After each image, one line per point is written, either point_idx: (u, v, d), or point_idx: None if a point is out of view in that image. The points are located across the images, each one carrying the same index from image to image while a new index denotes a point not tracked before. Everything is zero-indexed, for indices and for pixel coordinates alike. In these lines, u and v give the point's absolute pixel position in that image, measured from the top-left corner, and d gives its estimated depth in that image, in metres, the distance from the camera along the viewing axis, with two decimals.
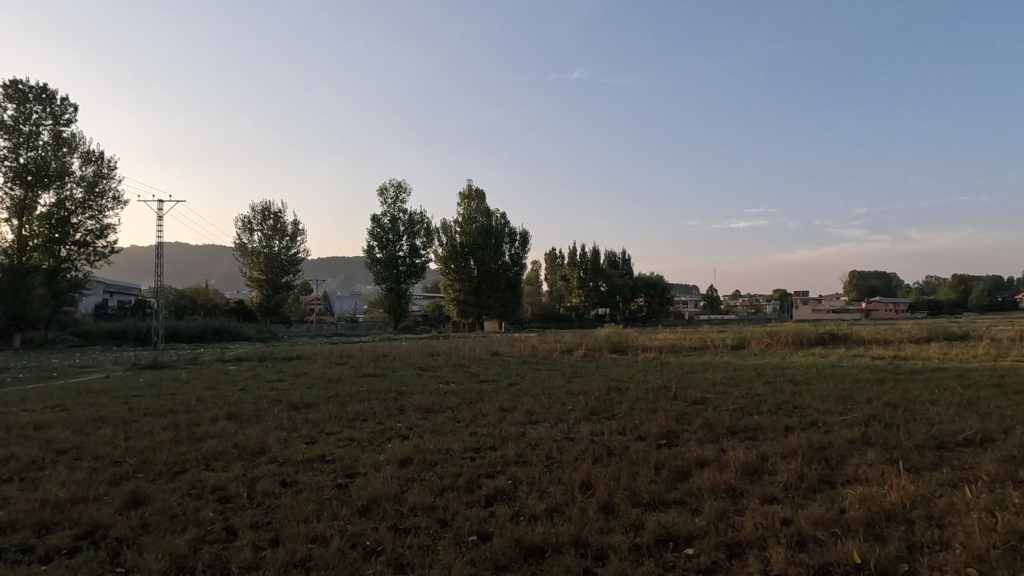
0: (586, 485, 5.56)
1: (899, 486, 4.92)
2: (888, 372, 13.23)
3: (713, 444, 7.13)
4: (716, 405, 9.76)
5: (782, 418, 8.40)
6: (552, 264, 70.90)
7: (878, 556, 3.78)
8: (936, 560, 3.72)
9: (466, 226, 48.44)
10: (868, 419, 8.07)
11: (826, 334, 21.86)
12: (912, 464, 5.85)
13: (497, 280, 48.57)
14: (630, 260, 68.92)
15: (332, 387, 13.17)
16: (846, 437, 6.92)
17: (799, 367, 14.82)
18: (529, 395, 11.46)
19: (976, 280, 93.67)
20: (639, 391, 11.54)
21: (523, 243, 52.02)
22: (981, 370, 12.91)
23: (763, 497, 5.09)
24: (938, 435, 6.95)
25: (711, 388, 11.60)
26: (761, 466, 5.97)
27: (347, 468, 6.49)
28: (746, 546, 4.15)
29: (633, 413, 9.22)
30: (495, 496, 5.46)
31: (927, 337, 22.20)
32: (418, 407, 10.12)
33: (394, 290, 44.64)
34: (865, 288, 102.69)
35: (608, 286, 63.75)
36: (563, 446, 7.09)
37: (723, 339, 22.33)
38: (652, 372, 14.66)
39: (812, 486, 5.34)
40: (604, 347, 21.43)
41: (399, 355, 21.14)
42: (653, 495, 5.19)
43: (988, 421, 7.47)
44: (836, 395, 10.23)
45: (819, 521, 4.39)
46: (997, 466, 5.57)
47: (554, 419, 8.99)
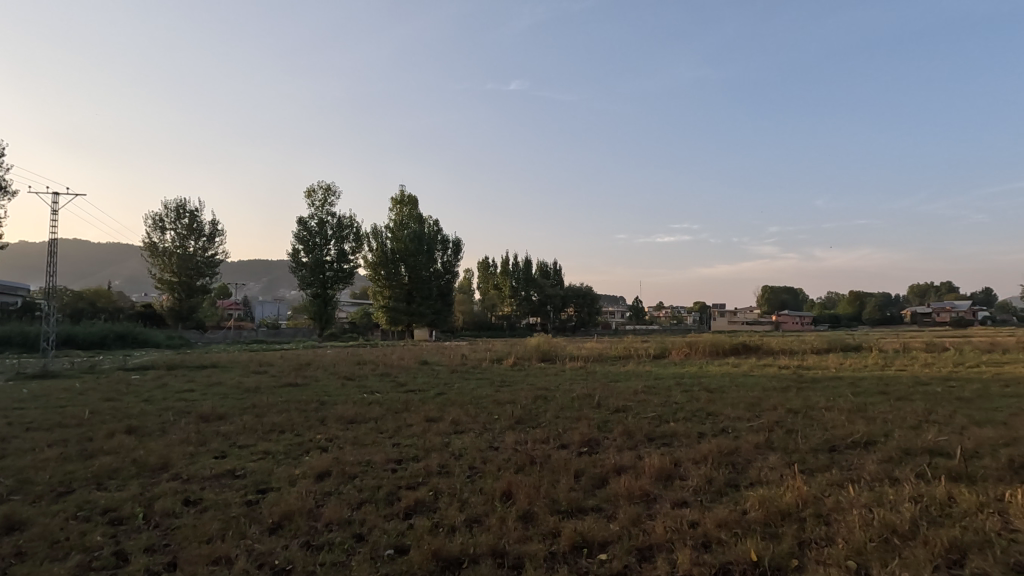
0: (507, 495, 5.60)
1: (794, 487, 5.32)
2: (791, 380, 14.31)
3: (630, 451, 7.39)
4: (636, 414, 10.12)
5: (695, 425, 8.85)
6: (484, 272, 70.78)
7: (772, 554, 4.06)
8: (822, 555, 4.04)
9: (398, 231, 47.59)
10: (772, 424, 8.67)
11: (739, 345, 23.31)
12: (807, 466, 6.34)
13: (428, 287, 48.06)
14: (561, 271, 70.43)
15: (247, 397, 12.48)
16: (752, 442, 7.40)
17: (714, 376, 15.66)
18: (456, 404, 11.39)
19: (870, 296, 103.29)
20: (565, 399, 11.78)
21: (455, 250, 51.88)
22: (870, 379, 14.22)
23: (675, 501, 5.35)
24: (831, 438, 7.60)
25: (632, 397, 12.04)
26: (674, 471, 6.27)
27: (259, 484, 6.16)
28: (656, 549, 4.33)
29: (557, 421, 9.38)
30: (415, 508, 5.38)
31: (827, 348, 24.15)
32: (339, 418, 9.79)
33: (320, 296, 42.96)
34: (776, 302, 110.55)
35: (539, 295, 65.09)
36: (487, 456, 7.12)
37: (646, 349, 23.26)
38: (579, 381, 14.99)
39: (720, 489, 5.67)
40: (533, 357, 21.71)
41: (324, 363, 20.39)
42: (572, 503, 5.30)
43: (873, 425, 8.24)
44: (746, 402, 10.91)
45: (723, 523, 4.65)
46: (878, 466, 6.17)
47: (479, 429, 9.00)
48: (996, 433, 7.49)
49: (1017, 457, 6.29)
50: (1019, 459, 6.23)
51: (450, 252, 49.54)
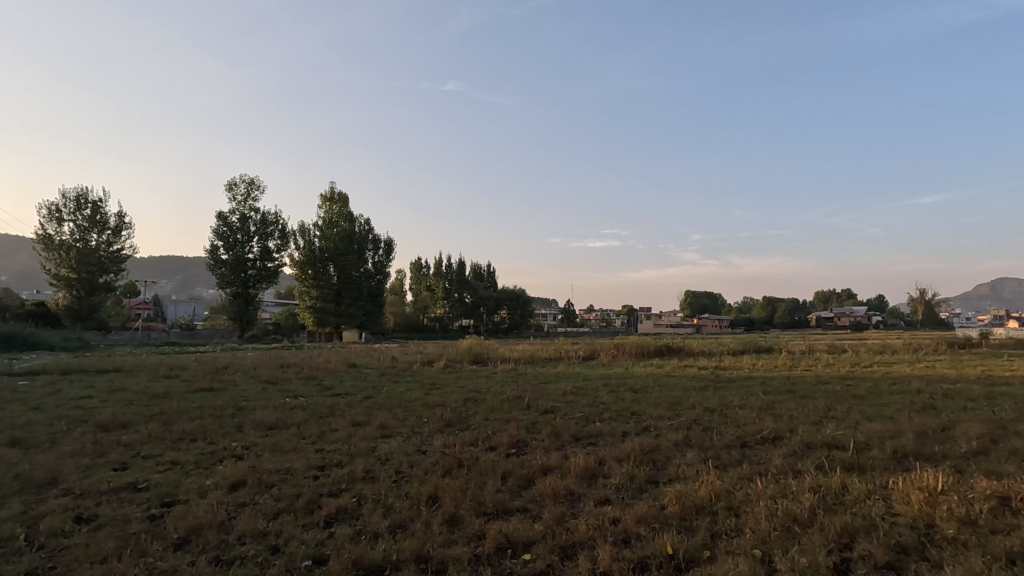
0: (433, 499, 5.53)
1: (708, 482, 5.60)
2: (709, 380, 15.07)
3: (557, 451, 7.51)
4: (564, 414, 10.31)
5: (620, 424, 9.15)
6: (417, 274, 69.67)
7: (687, 546, 4.25)
8: (731, 545, 4.27)
9: (327, 230, 45.97)
10: (690, 423, 9.11)
11: (663, 347, 24.32)
12: (721, 462, 6.70)
13: (358, 288, 46.70)
14: (495, 273, 70.78)
15: (155, 403, 11.59)
16: (672, 440, 7.74)
17: (640, 377, 16.23)
18: (384, 408, 11.12)
19: (780, 301, 111.07)
20: (495, 401, 11.81)
21: (387, 251, 50.89)
22: (780, 379, 15.22)
23: (598, 500, 5.49)
24: (743, 435, 8.09)
25: (561, 397, 12.27)
26: (598, 469, 6.45)
27: (164, 496, 5.73)
28: (579, 547, 4.42)
29: (487, 423, 9.38)
30: (336, 516, 5.21)
31: (742, 350, 25.65)
32: (258, 424, 9.30)
33: (240, 295, 40.66)
34: (697, 306, 116.29)
35: (473, 297, 65.01)
36: (415, 460, 7.00)
37: (576, 351, 23.79)
38: (510, 383, 15.06)
39: (640, 486, 5.88)
40: (465, 359, 21.60)
41: (243, 366, 19.26)
42: (497, 504, 5.31)
43: (780, 422, 8.84)
44: (667, 402, 11.40)
45: (642, 518, 4.83)
46: (783, 459, 6.62)
47: (408, 433, 8.84)
48: (884, 427, 8.27)
49: (900, 448, 6.98)
50: (901, 449, 6.92)
51: (382, 253, 48.64)
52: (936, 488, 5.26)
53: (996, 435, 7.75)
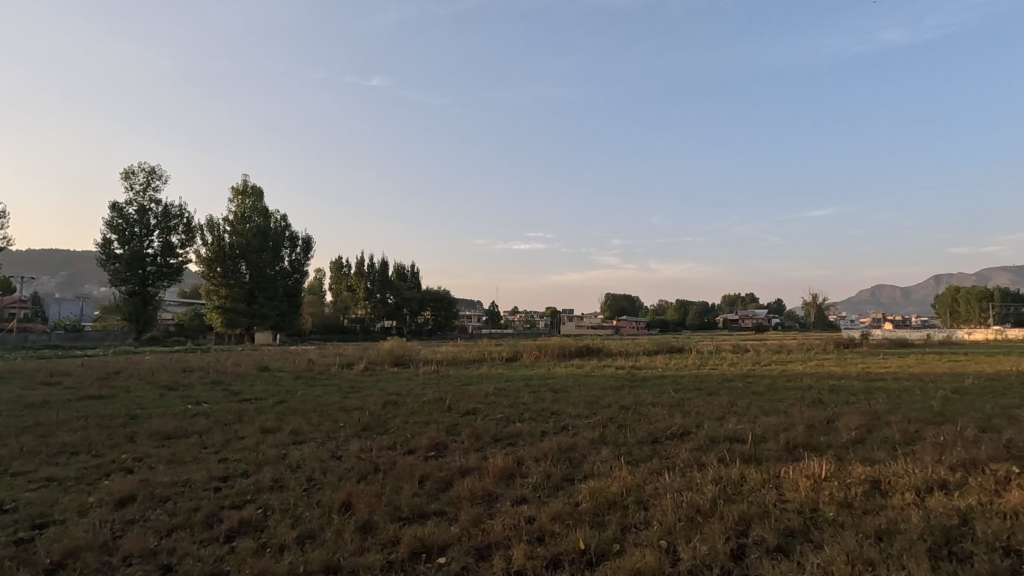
0: (346, 506, 5.34)
1: (620, 478, 5.82)
2: (626, 380, 15.71)
3: (477, 452, 7.51)
4: (485, 416, 10.31)
5: (539, 424, 9.29)
6: (337, 273, 67.14)
7: (598, 541, 4.38)
8: (640, 538, 4.45)
9: (239, 225, 43.40)
10: (606, 421, 9.42)
11: (583, 347, 25.07)
12: (633, 458, 6.98)
13: (273, 287, 44.28)
14: (419, 274, 69.90)
15: (29, 414, 10.35)
16: (588, 438, 7.96)
17: (560, 377, 16.61)
18: (298, 413, 10.62)
19: (692, 304, 117.84)
20: (416, 404, 11.62)
21: (305, 248, 48.84)
22: (690, 377, 16.14)
23: (515, 499, 5.53)
24: (654, 431, 8.47)
25: (482, 399, 12.28)
26: (516, 469, 6.51)
27: (36, 517, 5.13)
28: (494, 547, 4.43)
29: (406, 427, 9.19)
30: (240, 529, 4.91)
31: (656, 350, 26.94)
32: (153, 434, 8.56)
33: (137, 294, 37.32)
34: (616, 308, 120.83)
35: (396, 298, 63.69)
36: (328, 466, 6.74)
37: (499, 352, 23.89)
38: (432, 385, 14.90)
39: (556, 484, 5.99)
40: (386, 361, 21.14)
41: (139, 371, 17.69)
42: (413, 508, 5.22)
43: (689, 418, 9.36)
44: (585, 400, 11.76)
45: (557, 516, 4.92)
46: (689, 454, 7.01)
47: (322, 438, 8.48)
48: (778, 420, 8.97)
49: (792, 440, 7.60)
50: (793, 441, 7.53)
51: (299, 250, 46.64)
52: (820, 475, 5.78)
53: (871, 425, 8.63)
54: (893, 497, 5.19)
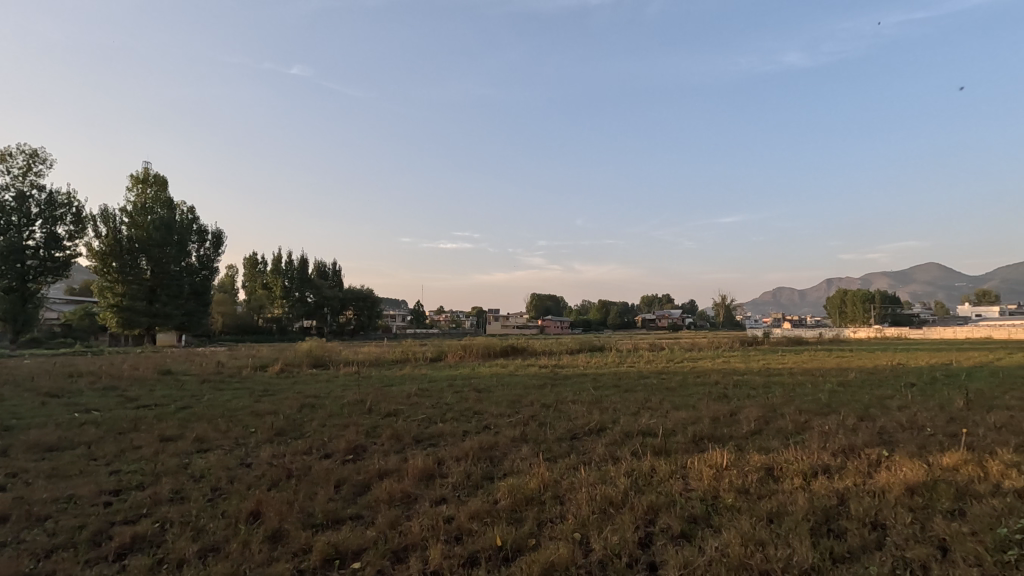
0: (255, 516, 5.09)
1: (538, 474, 5.95)
2: (548, 378, 16.05)
3: (396, 454, 7.39)
4: (406, 417, 10.16)
5: (462, 424, 9.29)
6: (252, 271, 63.51)
7: (514, 537, 4.46)
8: (554, 532, 4.58)
9: (138, 217, 40.04)
10: (527, 419, 9.58)
11: (507, 347, 25.32)
12: (551, 454, 7.17)
13: (179, 285, 41.18)
14: (340, 272, 67.59)
15: None
16: (509, 437, 8.06)
17: (484, 377, 16.69)
18: (204, 419, 9.96)
19: (613, 304, 122.06)
20: (335, 406, 11.26)
21: (215, 243, 45.81)
22: (609, 375, 16.77)
23: (434, 500, 5.50)
24: (573, 428, 8.72)
25: (404, 400, 12.10)
26: (436, 470, 6.48)
27: None
28: (410, 549, 4.40)
29: (323, 430, 8.87)
30: (134, 545, 4.55)
31: (578, 349, 27.71)
32: (31, 447, 7.70)
33: (15, 291, 33.39)
34: (541, 308, 122.88)
35: (315, 297, 61.10)
36: (237, 474, 6.39)
37: (423, 353, 23.60)
38: (353, 386, 14.49)
39: (476, 483, 6.02)
40: (304, 362, 20.30)
41: (16, 377, 15.83)
42: (328, 514, 5.07)
43: (606, 415, 9.73)
44: (508, 399, 11.91)
45: (475, 514, 4.96)
46: (605, 449, 7.29)
47: (230, 445, 8.01)
48: (687, 414, 9.53)
49: (699, 432, 8.11)
50: (699, 433, 8.04)
51: (208, 245, 43.79)
52: (721, 464, 6.22)
53: (768, 417, 9.37)
54: (783, 482, 5.67)
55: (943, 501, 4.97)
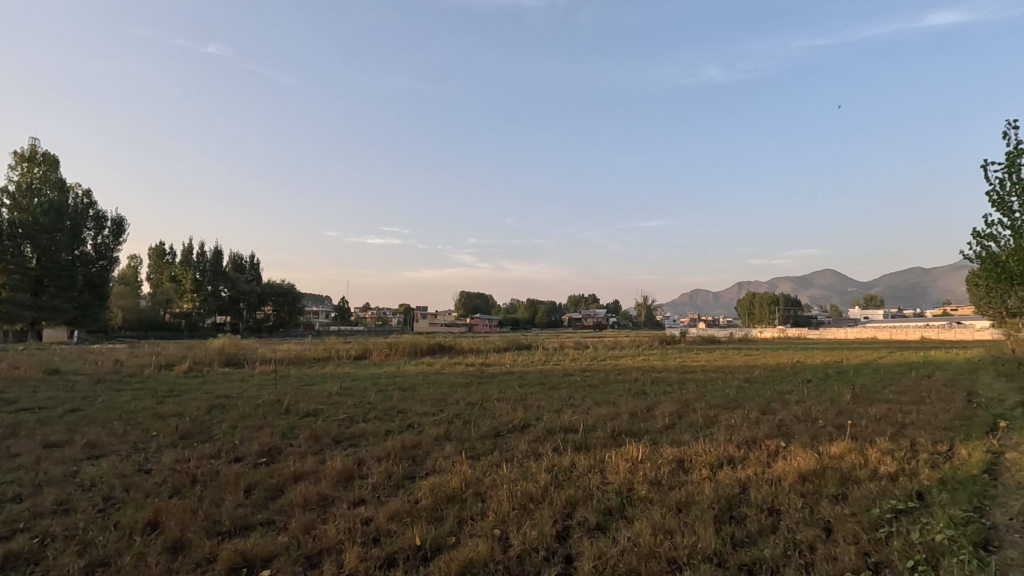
0: (153, 526, 4.74)
1: (460, 472, 5.95)
2: (473, 376, 16.06)
3: (313, 456, 7.11)
4: (326, 417, 9.80)
5: (384, 424, 9.09)
6: (157, 262, 58.80)
7: (434, 535, 4.44)
8: (475, 529, 4.60)
9: (22, 199, 36.02)
10: (452, 417, 9.53)
11: (435, 345, 25.08)
12: (474, 452, 7.18)
13: (70, 276, 37.38)
14: (259, 265, 64.05)
15: None
16: (433, 436, 7.98)
17: (409, 375, 16.45)
18: (96, 423, 9.11)
19: (541, 303, 124.06)
20: (248, 407, 10.68)
21: (115, 231, 42.07)
22: (534, 373, 17.03)
23: (352, 501, 5.35)
24: (497, 425, 8.78)
25: (325, 399, 11.68)
26: (356, 470, 6.31)
27: None
28: (325, 553, 4.25)
29: (234, 433, 8.39)
30: (7, 565, 4.09)
31: (506, 347, 27.91)
32: None
33: None
34: (470, 305, 122.76)
35: (230, 292, 57.43)
36: (134, 482, 5.90)
37: (346, 351, 22.83)
38: (270, 386, 13.81)
39: (397, 483, 5.92)
40: (216, 360, 19.08)
41: None
42: (236, 521, 4.80)
43: (531, 412, 9.87)
44: (433, 398, 11.79)
45: (395, 514, 4.88)
46: (527, 445, 7.41)
47: (126, 450, 7.38)
48: (607, 410, 9.87)
49: (617, 427, 8.42)
50: (617, 429, 8.34)
51: (105, 232, 40.11)
52: (636, 458, 6.50)
53: (681, 411, 9.89)
54: (692, 473, 6.02)
55: (829, 486, 5.48)
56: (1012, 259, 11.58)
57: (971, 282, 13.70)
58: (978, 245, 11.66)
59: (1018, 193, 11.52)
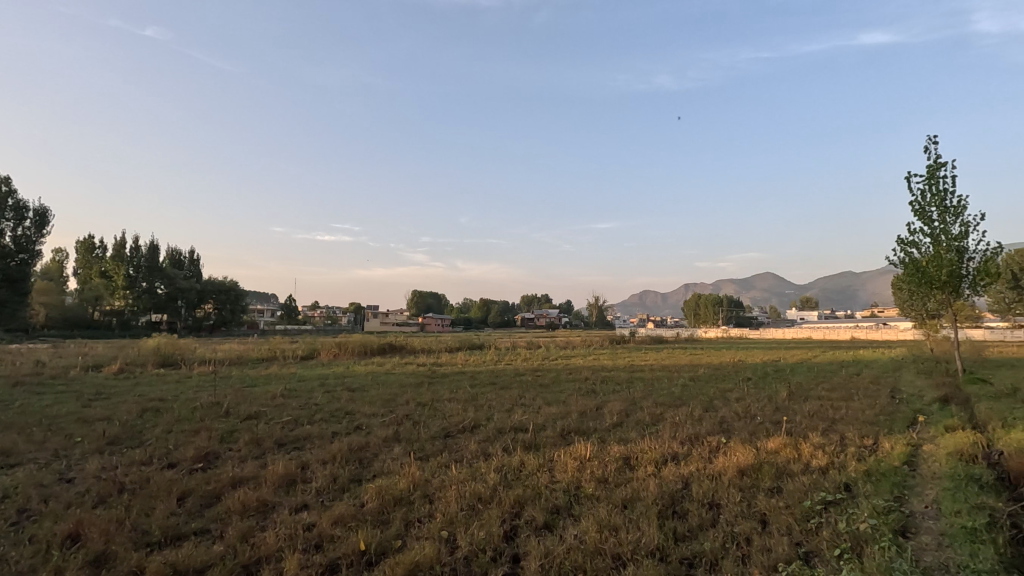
0: (74, 538, 4.43)
1: (408, 474, 5.86)
2: (425, 376, 15.88)
3: (254, 460, 6.84)
4: (268, 419, 9.46)
5: (330, 426, 8.85)
6: (86, 256, 55.18)
7: (379, 540, 4.34)
8: (422, 531, 4.54)
9: None
10: (401, 418, 9.39)
11: (385, 345, 24.63)
12: (423, 453, 7.10)
13: None
14: (199, 261, 61.10)
15: None
16: (381, 437, 7.84)
17: (358, 375, 16.10)
18: (12, 429, 8.44)
19: (495, 303, 124.15)
20: (185, 410, 10.17)
21: (38, 223, 39.19)
22: (486, 372, 17.02)
23: (294, 507, 5.18)
24: (447, 426, 8.72)
25: (268, 401, 11.27)
26: (299, 475, 6.12)
27: None
28: (263, 562, 4.09)
29: (168, 437, 7.97)
30: None
31: (458, 347, 27.75)
32: None
33: None
34: (422, 304, 121.45)
35: (167, 289, 54.43)
36: (53, 492, 5.50)
37: (292, 350, 22.08)
38: (208, 388, 13.20)
39: (342, 486, 5.78)
40: (149, 361, 18.06)
41: None
42: (167, 530, 4.55)
43: (481, 412, 9.85)
44: (382, 399, 11.58)
45: (339, 519, 4.75)
46: (478, 446, 7.38)
47: (46, 458, 6.88)
48: (558, 410, 9.97)
49: (567, 426, 8.52)
50: (567, 427, 8.44)
51: (26, 223, 37.31)
52: (585, 456, 6.60)
53: (629, 410, 10.13)
54: (638, 470, 6.17)
55: (766, 480, 5.72)
56: (931, 264, 12.50)
57: (895, 286, 14.67)
58: (902, 251, 12.51)
59: (936, 203, 12.45)
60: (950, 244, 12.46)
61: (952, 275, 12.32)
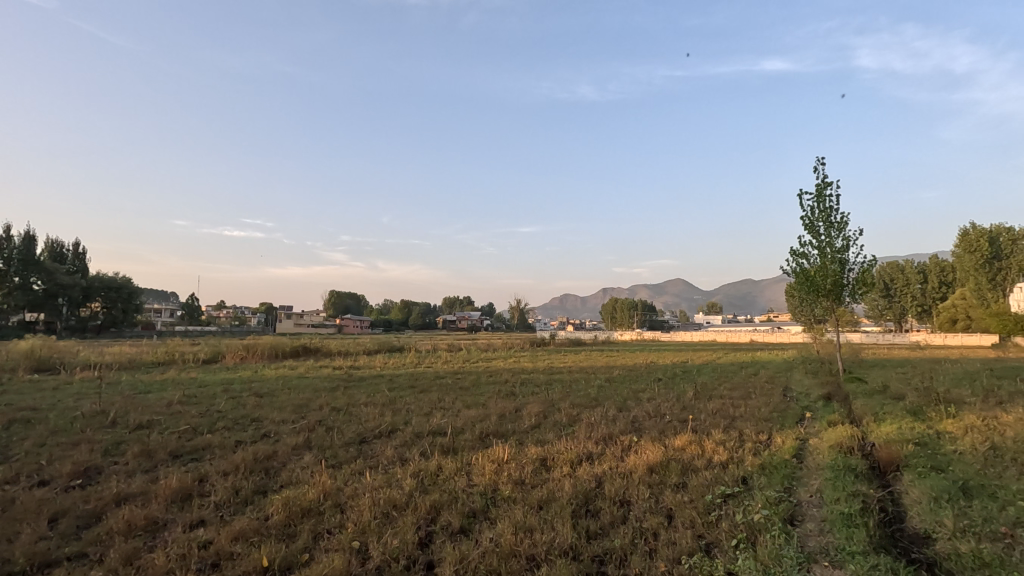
0: None
1: (318, 484, 5.59)
2: (340, 380, 15.29)
3: (144, 474, 6.26)
4: (163, 429, 8.70)
5: (234, 434, 8.28)
6: None
7: (284, 554, 4.10)
8: (331, 543, 4.34)
9: None
10: (313, 424, 8.97)
11: (298, 347, 23.48)
12: (336, 460, 6.82)
13: None
14: (84, 255, 55.31)
15: None
16: (290, 445, 7.44)
17: (267, 380, 15.20)
18: None
19: (416, 305, 122.35)
20: (63, 420, 9.11)
21: None
22: (404, 375, 16.67)
23: (189, 523, 4.78)
24: (362, 431, 8.44)
25: (163, 409, 10.37)
26: (196, 488, 5.66)
27: None
28: None
29: (40, 452, 7.11)
30: None
31: (376, 350, 27.00)
32: None
33: None
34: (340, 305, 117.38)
35: (44, 284, 48.71)
36: None
37: (193, 354, 20.47)
38: (92, 395, 11.92)
39: (245, 499, 5.42)
40: (20, 366, 16.04)
41: None
42: (34, 557, 4.05)
43: (399, 416, 9.62)
44: (293, 404, 11.02)
45: (240, 535, 4.45)
46: (394, 451, 7.20)
47: None
48: (476, 412, 9.93)
49: (485, 429, 8.52)
50: (486, 430, 8.44)
51: None
52: (502, 458, 6.62)
53: (546, 411, 10.29)
54: (553, 471, 6.28)
55: (672, 477, 6.01)
56: (818, 274, 13.76)
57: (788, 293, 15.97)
58: (795, 261, 13.66)
59: (823, 219, 13.71)
60: (834, 256, 13.76)
61: (835, 285, 13.66)
